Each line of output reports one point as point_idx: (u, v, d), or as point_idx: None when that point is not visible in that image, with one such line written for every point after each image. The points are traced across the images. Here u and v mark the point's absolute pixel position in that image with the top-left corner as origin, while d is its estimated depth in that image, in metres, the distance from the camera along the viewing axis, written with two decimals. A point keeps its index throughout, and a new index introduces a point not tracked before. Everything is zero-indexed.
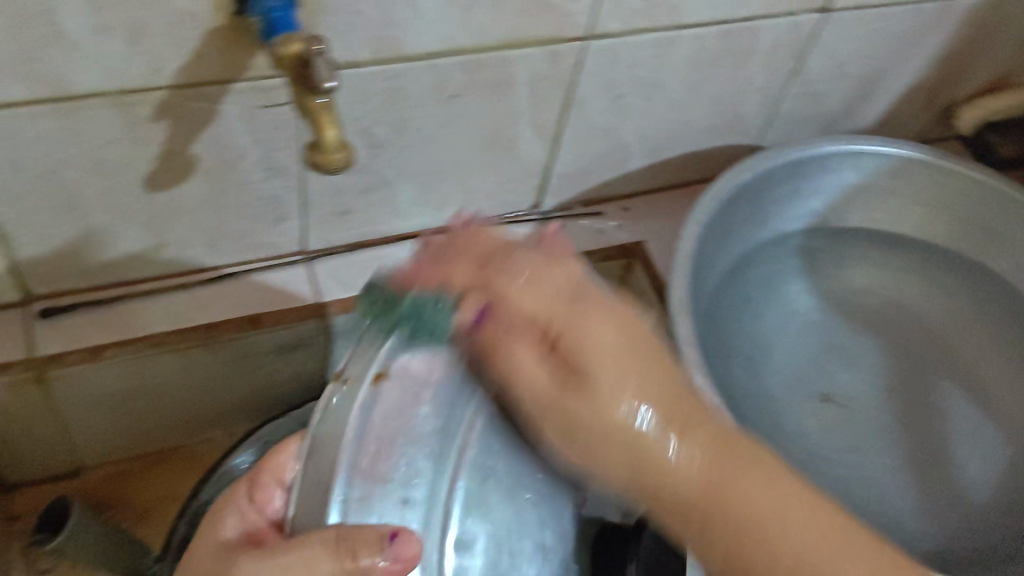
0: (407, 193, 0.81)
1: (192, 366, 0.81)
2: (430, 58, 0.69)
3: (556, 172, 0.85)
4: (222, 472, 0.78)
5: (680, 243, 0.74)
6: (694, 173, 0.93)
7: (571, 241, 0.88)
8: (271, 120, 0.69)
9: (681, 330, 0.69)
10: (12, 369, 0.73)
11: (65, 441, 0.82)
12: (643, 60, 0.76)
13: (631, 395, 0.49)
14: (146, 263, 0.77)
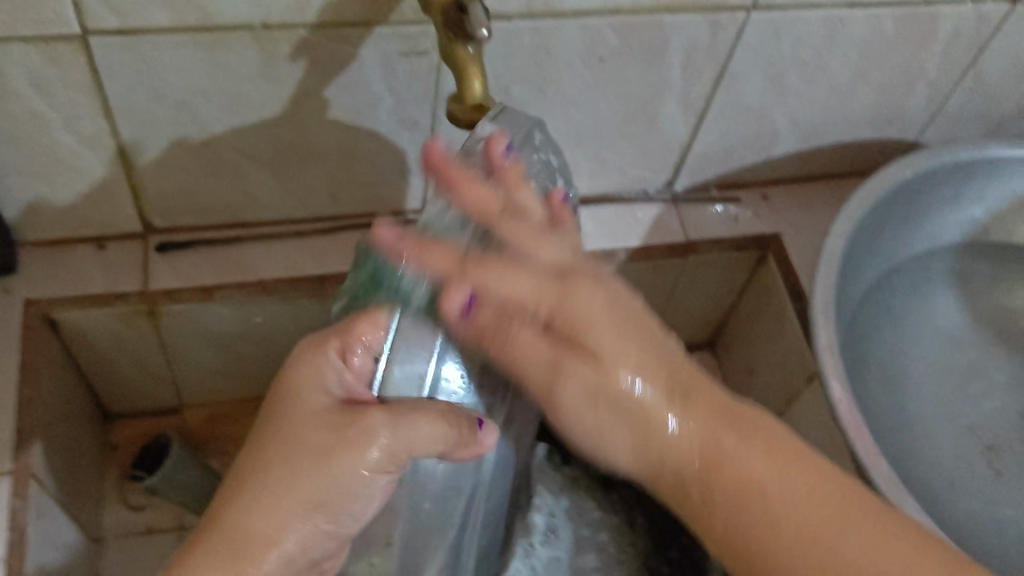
0: None
1: (301, 316, 0.79)
2: (582, 17, 0.64)
3: (696, 152, 0.80)
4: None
5: (828, 240, 0.68)
6: (841, 166, 0.87)
7: (702, 227, 0.83)
8: (409, 68, 0.66)
9: (820, 335, 0.63)
10: (126, 300, 0.72)
11: (169, 376, 0.82)
12: (809, 37, 0.70)
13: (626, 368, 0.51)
14: (265, 206, 0.75)
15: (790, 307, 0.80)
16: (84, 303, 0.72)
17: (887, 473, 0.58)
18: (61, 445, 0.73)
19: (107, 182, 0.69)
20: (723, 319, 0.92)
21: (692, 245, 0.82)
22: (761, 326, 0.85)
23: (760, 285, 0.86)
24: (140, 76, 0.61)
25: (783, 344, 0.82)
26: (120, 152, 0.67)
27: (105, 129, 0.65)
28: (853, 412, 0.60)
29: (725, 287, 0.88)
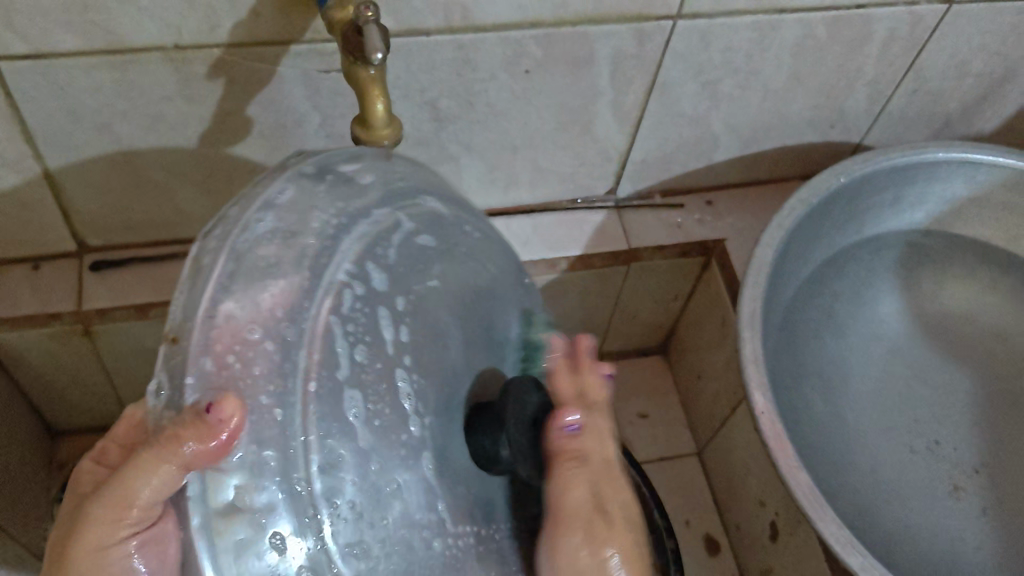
0: (472, 170, 0.77)
1: None
2: (503, 30, 0.64)
3: (635, 158, 0.80)
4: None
5: (759, 248, 0.67)
6: (787, 169, 0.86)
7: (645, 233, 0.82)
8: (331, 85, 0.65)
9: (748, 346, 0.62)
10: (60, 320, 0.72)
11: (112, 393, 0.82)
12: (739, 44, 0.70)
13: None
14: (199, 222, 0.75)
15: (730, 312, 0.80)
16: (16, 323, 0.71)
17: (808, 485, 0.58)
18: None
19: (35, 203, 0.69)
20: (673, 324, 0.92)
21: (634, 253, 0.81)
22: (708, 332, 0.85)
23: (705, 291, 0.85)
24: (55, 99, 0.61)
25: (727, 351, 0.81)
26: (45, 173, 0.67)
27: (26, 152, 0.65)
28: (777, 426, 0.60)
29: (671, 292, 0.87)
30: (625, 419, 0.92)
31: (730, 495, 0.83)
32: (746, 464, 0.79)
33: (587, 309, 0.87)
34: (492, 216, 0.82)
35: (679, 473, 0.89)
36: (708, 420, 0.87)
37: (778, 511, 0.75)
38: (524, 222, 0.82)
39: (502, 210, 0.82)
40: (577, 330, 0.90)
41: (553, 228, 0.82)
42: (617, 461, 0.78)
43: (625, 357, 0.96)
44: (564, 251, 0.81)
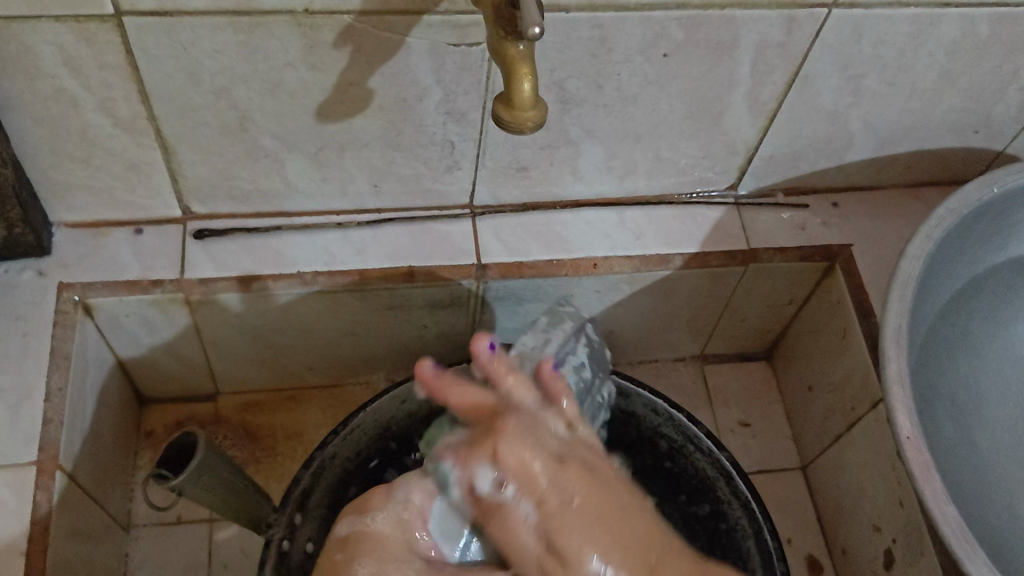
0: (591, 157, 0.73)
1: (340, 311, 0.76)
2: (646, 9, 0.60)
3: (763, 154, 0.75)
4: (354, 424, 0.73)
5: (904, 258, 0.62)
6: (920, 175, 0.81)
7: (766, 235, 0.78)
8: (460, 59, 0.62)
9: (891, 365, 0.58)
10: (161, 288, 0.70)
11: (206, 365, 0.80)
12: (894, 38, 0.65)
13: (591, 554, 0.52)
14: (305, 195, 0.73)
15: (854, 324, 0.74)
16: (118, 289, 0.70)
17: (957, 521, 0.53)
18: (92, 430, 0.72)
19: (144, 166, 0.67)
20: (782, 330, 0.87)
21: (753, 253, 0.77)
22: (825, 344, 0.80)
23: (823, 298, 0.80)
24: (176, 59, 0.59)
25: (846, 365, 0.76)
26: (157, 136, 0.65)
27: (141, 113, 0.62)
28: (924, 454, 0.55)
29: (786, 297, 0.82)
30: (725, 427, 0.87)
31: (837, 516, 0.79)
32: (861, 485, 0.75)
33: (696, 310, 0.83)
34: (605, 206, 0.78)
35: (783, 486, 0.84)
36: (818, 434, 0.82)
37: (896, 538, 0.70)
38: (638, 214, 0.78)
39: (616, 201, 0.78)
40: (682, 331, 0.86)
41: (669, 223, 0.78)
42: (724, 474, 0.75)
43: (728, 360, 0.91)
44: (679, 248, 0.76)
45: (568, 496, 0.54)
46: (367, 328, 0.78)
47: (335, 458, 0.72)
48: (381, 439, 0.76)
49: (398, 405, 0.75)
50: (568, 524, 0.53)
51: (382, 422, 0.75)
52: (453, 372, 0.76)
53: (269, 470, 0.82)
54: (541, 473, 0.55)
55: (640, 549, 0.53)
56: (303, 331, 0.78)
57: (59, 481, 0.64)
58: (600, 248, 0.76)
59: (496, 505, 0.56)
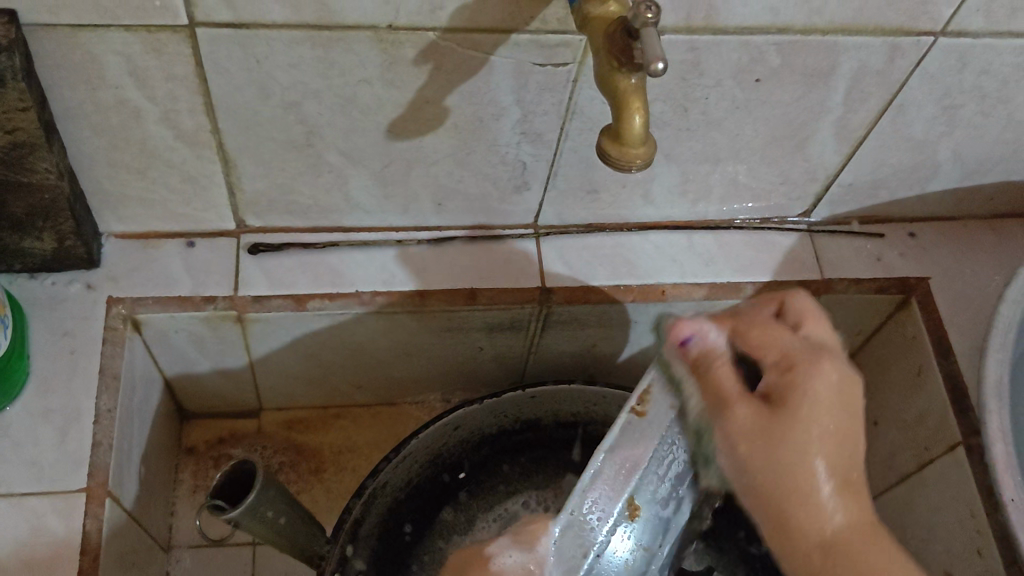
0: (664, 180, 0.70)
1: (397, 332, 0.73)
2: (747, 33, 0.56)
3: (842, 182, 0.72)
4: (406, 452, 0.68)
5: (1003, 304, 0.59)
6: (1000, 206, 0.77)
7: (841, 264, 0.75)
8: (543, 79, 0.59)
9: (994, 423, 0.56)
10: (214, 305, 0.67)
11: (251, 382, 0.77)
12: (998, 69, 0.62)
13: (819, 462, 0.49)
14: (365, 211, 0.70)
15: (931, 362, 0.72)
16: (169, 304, 0.66)
17: None
18: (139, 449, 0.69)
19: (203, 177, 0.64)
20: (846, 360, 0.84)
21: (826, 284, 0.74)
22: (895, 379, 0.77)
23: (895, 331, 0.77)
24: (247, 72, 0.55)
25: (920, 403, 0.73)
26: (219, 149, 0.62)
27: (204, 125, 0.59)
28: None
29: (855, 328, 0.79)
30: None
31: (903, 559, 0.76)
32: (930, 530, 0.72)
33: None
34: (673, 229, 0.75)
35: None
36: (883, 471, 0.79)
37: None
38: (708, 239, 0.75)
39: (685, 225, 0.75)
40: None
41: (740, 249, 0.75)
42: None
43: None
44: (750, 276, 0.73)
45: (818, 407, 0.49)
46: (422, 348, 0.75)
47: (387, 487, 0.68)
48: (433, 467, 0.72)
49: (451, 432, 0.71)
50: (825, 448, 0.49)
51: (432, 450, 0.71)
52: (506, 400, 0.71)
53: (313, 490, 0.80)
54: (825, 386, 0.49)
55: (863, 540, 0.48)
56: (356, 350, 0.75)
57: (108, 509, 0.61)
58: (668, 275, 0.73)
59: (788, 371, 0.50)
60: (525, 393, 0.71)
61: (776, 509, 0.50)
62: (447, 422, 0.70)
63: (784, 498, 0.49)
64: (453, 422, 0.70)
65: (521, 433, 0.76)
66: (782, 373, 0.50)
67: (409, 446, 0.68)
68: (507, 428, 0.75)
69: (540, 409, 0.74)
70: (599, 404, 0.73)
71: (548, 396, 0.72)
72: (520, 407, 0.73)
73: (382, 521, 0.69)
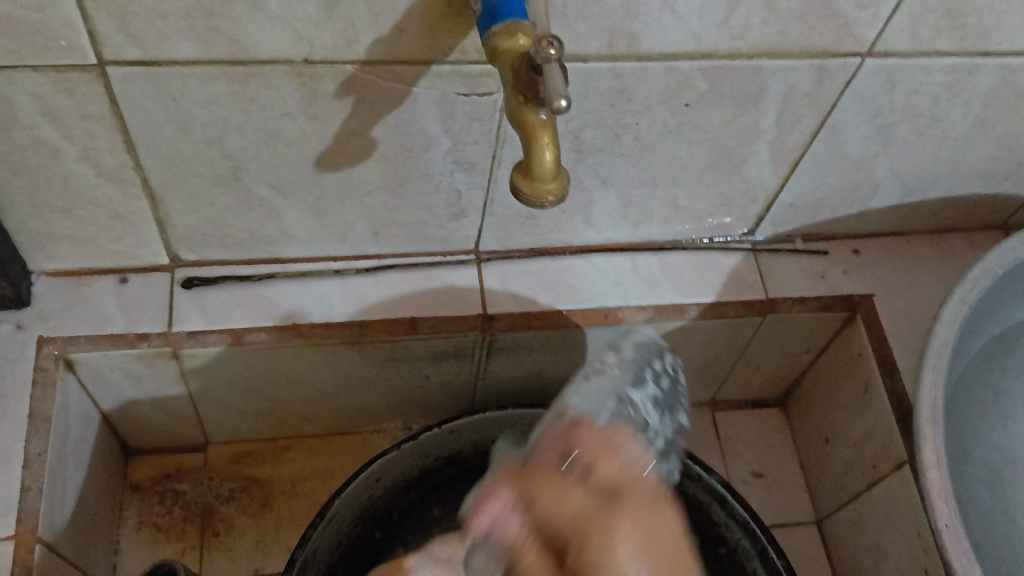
0: (603, 204, 0.69)
1: (338, 363, 0.72)
2: (671, 60, 0.56)
3: (783, 201, 0.72)
4: (332, 514, 0.66)
5: (937, 323, 0.59)
6: (943, 221, 0.77)
7: (786, 283, 0.74)
8: (469, 109, 0.58)
9: (929, 445, 0.55)
10: (147, 342, 0.66)
11: (193, 416, 0.76)
12: (928, 87, 0.61)
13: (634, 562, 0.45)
14: (301, 242, 0.69)
15: (877, 380, 0.71)
16: (100, 342, 0.65)
17: None
18: (75, 490, 0.67)
19: (131, 214, 0.63)
20: (798, 377, 0.84)
21: (771, 303, 0.73)
22: (843, 397, 0.77)
23: (842, 349, 0.77)
24: (166, 110, 0.54)
25: (868, 420, 0.73)
26: (145, 185, 0.61)
27: (127, 162, 0.58)
28: (962, 544, 0.53)
29: (803, 346, 0.79)
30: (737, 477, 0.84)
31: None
32: (882, 549, 0.72)
33: (709, 360, 0.80)
34: (616, 252, 0.74)
35: (799, 542, 0.81)
36: (836, 488, 0.79)
37: None
38: (652, 261, 0.74)
39: (628, 247, 0.75)
40: (693, 378, 0.83)
41: (683, 270, 0.74)
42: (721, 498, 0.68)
43: (739, 407, 0.88)
44: (695, 297, 0.73)
45: (632, 527, 0.47)
46: (367, 379, 0.75)
47: (316, 555, 0.66)
48: (359, 523, 0.72)
49: (373, 484, 0.70)
50: (599, 541, 0.46)
51: (358, 506, 0.70)
52: (428, 441, 0.71)
53: (262, 525, 0.78)
54: (580, 494, 0.49)
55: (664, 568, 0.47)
56: (299, 382, 0.74)
57: (38, 555, 0.60)
58: (611, 299, 0.72)
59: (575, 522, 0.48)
60: (445, 425, 0.71)
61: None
62: (369, 475, 0.69)
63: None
64: (374, 474, 0.69)
65: (442, 469, 0.76)
66: (583, 510, 0.48)
67: (334, 508, 0.66)
68: (428, 468, 0.75)
69: (459, 443, 0.74)
70: (520, 429, 0.74)
71: (466, 429, 0.73)
72: (440, 446, 0.73)
73: None
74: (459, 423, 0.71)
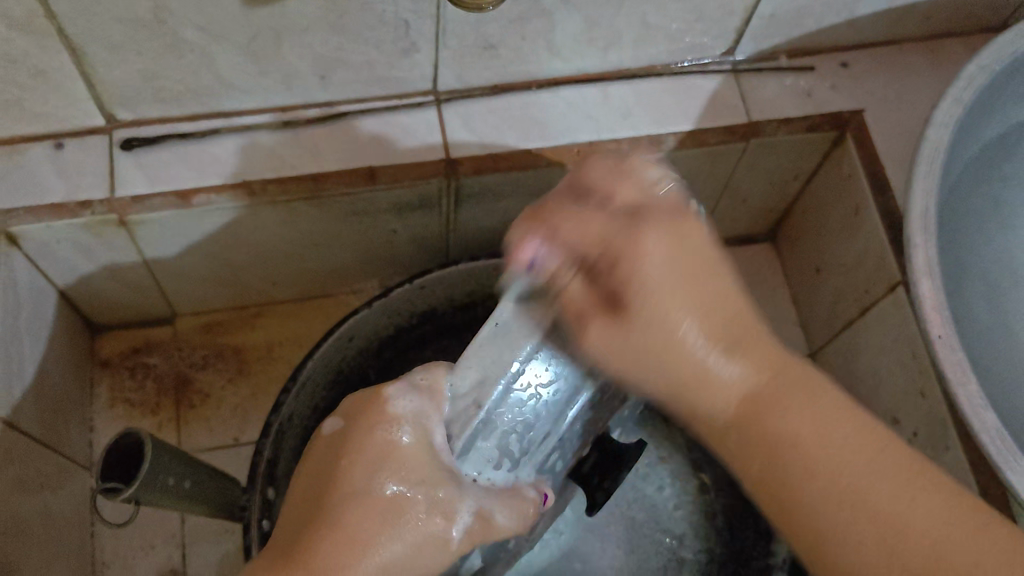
0: (567, 28, 0.63)
1: (298, 221, 0.68)
2: None
3: (763, 12, 0.66)
4: (305, 377, 0.64)
5: (930, 128, 0.54)
6: (938, 25, 0.71)
7: (769, 104, 0.69)
8: None
9: (920, 254, 0.51)
10: (91, 210, 0.62)
11: (155, 288, 0.73)
12: None
13: (688, 321, 0.42)
14: (244, 91, 0.64)
15: (869, 200, 0.67)
16: (42, 214, 0.62)
17: (996, 428, 0.48)
18: (36, 373, 0.65)
19: (52, 70, 0.58)
20: (788, 207, 0.80)
21: (755, 127, 0.69)
22: (835, 222, 0.73)
23: (832, 171, 0.72)
24: None
25: (859, 244, 0.69)
26: (60, 36, 0.55)
27: (35, 10, 0.53)
28: (958, 354, 0.49)
29: (791, 173, 0.75)
30: None
31: None
32: (877, 376, 0.69)
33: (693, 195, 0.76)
34: (585, 83, 0.69)
35: None
36: (829, 319, 0.76)
37: (917, 431, 0.65)
38: (625, 90, 0.69)
39: (598, 77, 0.69)
40: None
41: (657, 98, 0.69)
42: None
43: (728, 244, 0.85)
44: (672, 126, 0.68)
45: (638, 251, 0.42)
46: (332, 237, 0.71)
47: (293, 419, 0.64)
48: (335, 386, 0.69)
49: (347, 344, 0.67)
50: (663, 285, 0.42)
51: (331, 370, 0.67)
52: (399, 297, 0.68)
53: (241, 391, 0.77)
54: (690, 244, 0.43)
55: (781, 391, 0.43)
56: (261, 245, 0.70)
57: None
58: (582, 133, 0.68)
59: (601, 249, 0.42)
60: (417, 278, 0.68)
61: (750, 443, 0.43)
62: (341, 335, 0.66)
63: (670, 392, 0.43)
64: (346, 334, 0.66)
65: (417, 326, 0.73)
66: (597, 272, 0.43)
67: (306, 371, 0.63)
68: (403, 325, 0.72)
69: (433, 297, 0.71)
70: (494, 278, 0.71)
71: (436, 284, 0.70)
72: (413, 302, 0.70)
73: (297, 451, 0.65)
74: (431, 277, 0.68)
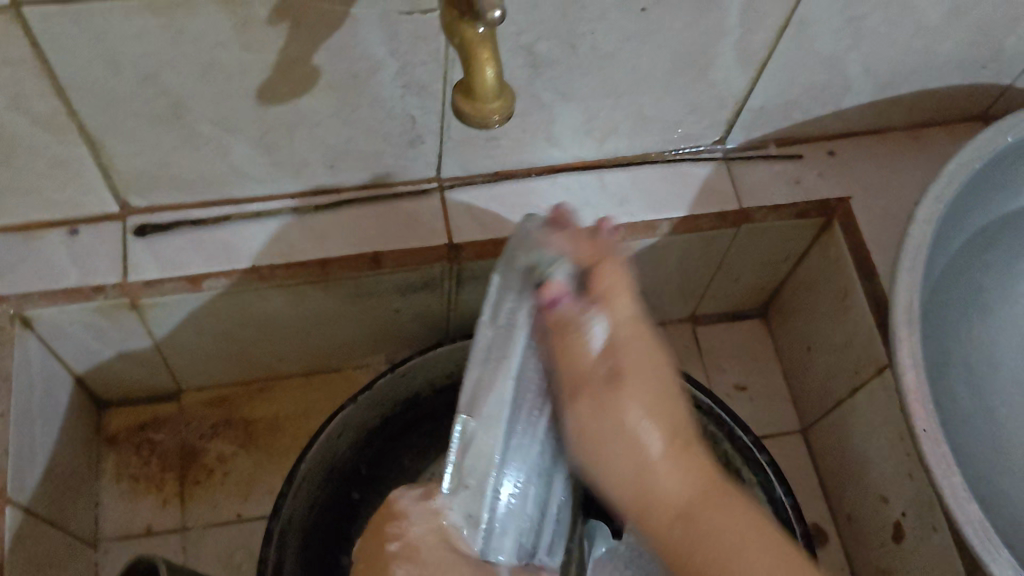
0: (566, 120, 0.66)
1: (305, 302, 0.70)
2: None
3: (753, 105, 0.69)
4: (299, 479, 0.63)
5: (914, 223, 0.57)
6: (919, 116, 0.75)
7: (759, 190, 0.72)
8: (414, 29, 0.54)
9: (904, 347, 0.54)
10: (104, 294, 0.64)
11: (161, 364, 0.74)
12: None
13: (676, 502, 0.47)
14: (255, 180, 0.66)
15: (856, 285, 0.70)
16: (57, 298, 0.63)
17: (979, 520, 0.49)
18: (46, 452, 0.66)
19: (72, 162, 0.60)
20: (778, 285, 0.83)
21: (745, 213, 0.71)
22: (823, 302, 0.75)
23: (820, 254, 0.75)
24: (92, 49, 0.51)
25: (846, 326, 0.72)
26: (81, 131, 0.58)
27: (60, 108, 0.55)
28: (942, 446, 0.51)
29: (781, 255, 0.77)
30: (721, 391, 0.84)
31: (840, 482, 0.76)
32: (866, 454, 0.71)
33: (686, 273, 0.78)
34: (583, 170, 0.72)
35: (784, 451, 0.82)
36: (819, 396, 0.78)
37: (905, 510, 0.66)
38: (620, 176, 0.72)
39: (594, 164, 0.72)
40: (671, 296, 0.82)
41: (652, 185, 0.72)
42: None
43: (721, 320, 0.88)
44: (667, 212, 0.71)
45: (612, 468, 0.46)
46: (336, 317, 0.73)
47: (292, 520, 0.64)
48: (326, 479, 0.69)
49: (336, 440, 0.67)
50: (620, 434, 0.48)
51: (323, 466, 0.67)
52: (386, 387, 0.69)
53: (242, 465, 0.78)
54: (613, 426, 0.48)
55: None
56: (268, 323, 0.72)
57: (9, 517, 0.59)
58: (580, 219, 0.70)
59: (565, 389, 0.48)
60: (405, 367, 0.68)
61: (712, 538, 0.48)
62: (331, 433, 0.66)
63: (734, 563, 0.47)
64: (337, 431, 0.67)
65: (399, 409, 0.74)
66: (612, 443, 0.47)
67: (301, 472, 0.63)
68: (386, 412, 0.73)
69: (416, 381, 0.72)
70: None
71: (423, 369, 0.71)
72: (398, 390, 0.71)
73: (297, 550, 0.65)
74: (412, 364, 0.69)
